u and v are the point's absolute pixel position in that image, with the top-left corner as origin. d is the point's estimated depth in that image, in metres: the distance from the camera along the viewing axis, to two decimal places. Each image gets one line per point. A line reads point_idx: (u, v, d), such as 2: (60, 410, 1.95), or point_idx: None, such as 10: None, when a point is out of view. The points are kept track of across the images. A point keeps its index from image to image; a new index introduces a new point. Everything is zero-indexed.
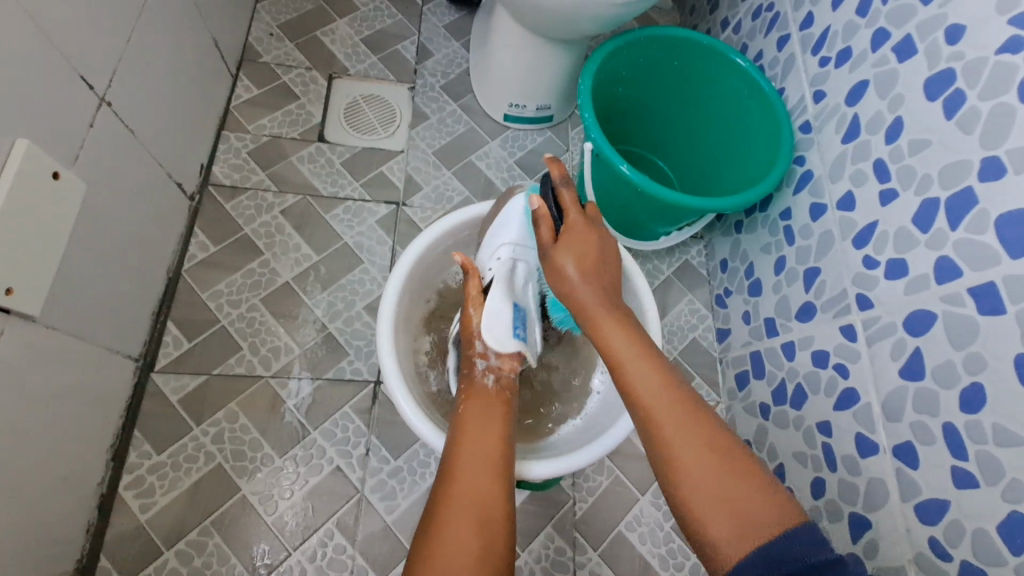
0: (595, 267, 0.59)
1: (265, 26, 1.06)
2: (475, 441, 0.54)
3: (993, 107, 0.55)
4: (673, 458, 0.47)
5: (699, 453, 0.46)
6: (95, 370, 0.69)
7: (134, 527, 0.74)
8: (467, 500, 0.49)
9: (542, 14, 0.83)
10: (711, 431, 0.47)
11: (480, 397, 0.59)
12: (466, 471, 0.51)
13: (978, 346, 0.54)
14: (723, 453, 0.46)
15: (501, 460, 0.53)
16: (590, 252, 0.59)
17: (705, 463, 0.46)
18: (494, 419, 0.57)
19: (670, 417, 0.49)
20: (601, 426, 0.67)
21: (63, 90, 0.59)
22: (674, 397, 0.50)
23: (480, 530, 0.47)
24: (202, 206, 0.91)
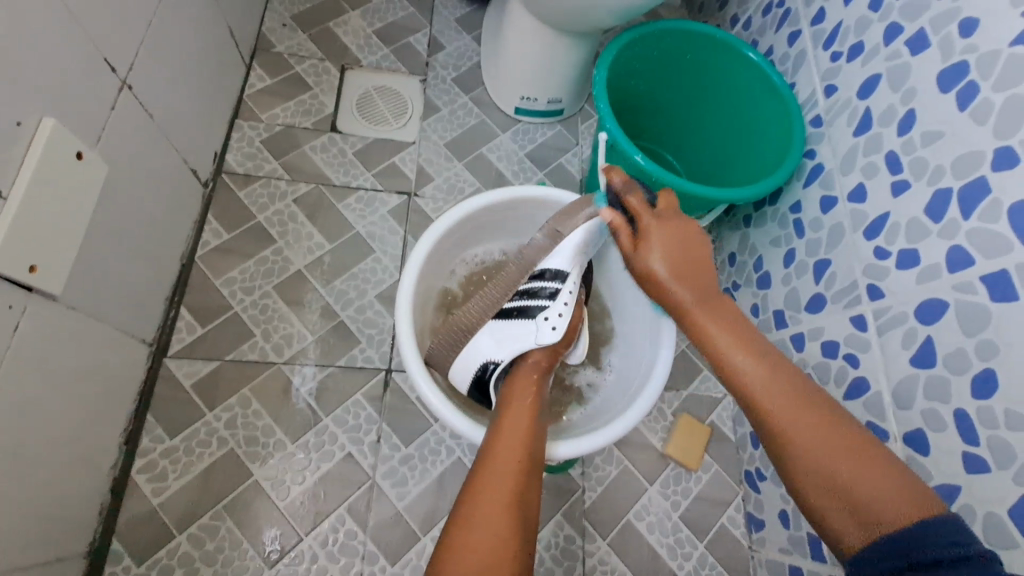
0: (689, 247, 0.58)
1: (278, 17, 1.07)
2: (512, 433, 0.53)
3: (1007, 98, 0.56)
4: (785, 440, 0.48)
5: (813, 437, 0.46)
6: (111, 352, 0.70)
7: (146, 510, 0.74)
8: (502, 481, 0.49)
9: (558, 6, 0.84)
10: (821, 413, 0.47)
11: (521, 392, 0.59)
12: (503, 460, 0.51)
13: (989, 333, 0.55)
14: (842, 440, 0.45)
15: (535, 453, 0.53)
16: (675, 248, 0.58)
17: (819, 448, 0.46)
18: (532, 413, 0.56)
19: (775, 400, 0.49)
20: (615, 410, 0.67)
21: (87, 72, 0.59)
22: (778, 379, 0.50)
23: (512, 515, 0.47)
24: (215, 193, 0.91)
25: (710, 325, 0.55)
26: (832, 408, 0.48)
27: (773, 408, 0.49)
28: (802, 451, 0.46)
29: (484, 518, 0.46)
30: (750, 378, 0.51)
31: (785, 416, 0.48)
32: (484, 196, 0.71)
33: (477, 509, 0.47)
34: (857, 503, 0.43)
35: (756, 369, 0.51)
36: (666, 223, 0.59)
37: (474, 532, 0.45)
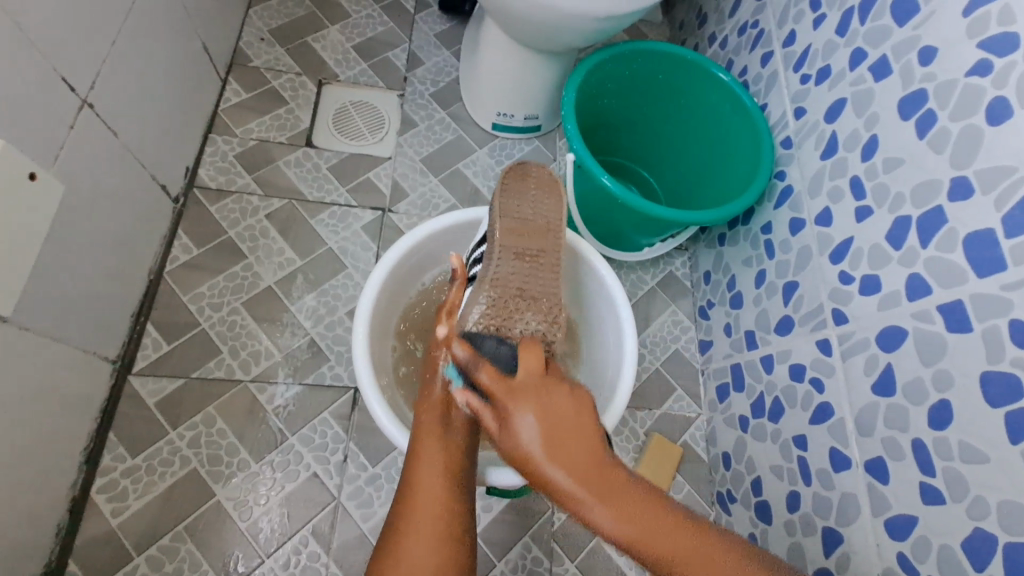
0: (559, 434, 0.46)
1: (256, 31, 1.07)
2: (433, 459, 0.53)
3: (963, 128, 0.56)
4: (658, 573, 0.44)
5: (687, 567, 0.44)
6: (69, 371, 0.69)
7: (104, 531, 0.73)
8: (428, 520, 0.50)
9: (529, 26, 0.84)
10: (680, 521, 0.45)
11: (434, 413, 0.57)
12: (428, 490, 0.52)
13: (946, 363, 0.55)
14: (694, 550, 0.44)
15: (460, 480, 0.53)
16: (554, 418, 0.47)
17: (717, 573, 0.44)
18: (455, 433, 0.56)
19: (659, 537, 0.44)
20: None
21: (43, 92, 0.59)
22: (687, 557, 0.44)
23: (443, 548, 0.49)
24: (187, 208, 0.91)
25: (597, 511, 0.44)
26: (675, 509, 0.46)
27: (638, 544, 0.44)
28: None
29: (419, 561, 0.48)
30: (619, 529, 0.44)
31: (652, 553, 0.44)
32: (446, 217, 0.71)
33: (410, 544, 0.49)
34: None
35: (622, 525, 0.44)
36: (534, 401, 0.48)
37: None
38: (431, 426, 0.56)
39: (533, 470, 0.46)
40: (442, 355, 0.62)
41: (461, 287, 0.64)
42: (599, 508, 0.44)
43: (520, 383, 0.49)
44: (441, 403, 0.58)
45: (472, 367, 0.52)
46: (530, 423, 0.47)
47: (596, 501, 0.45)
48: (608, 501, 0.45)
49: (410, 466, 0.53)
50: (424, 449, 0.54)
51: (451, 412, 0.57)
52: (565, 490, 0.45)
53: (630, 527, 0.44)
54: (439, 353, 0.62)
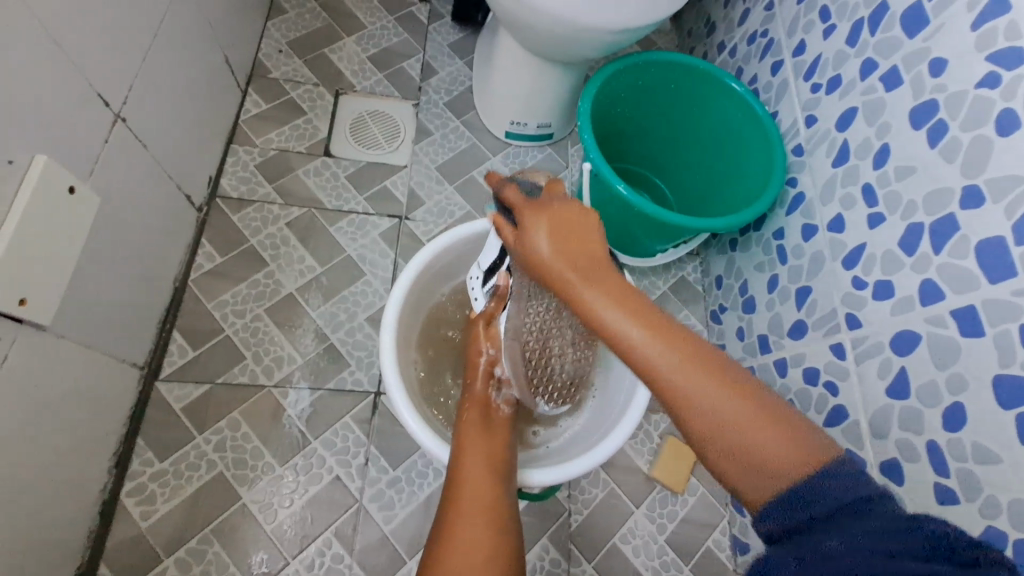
0: (572, 246, 0.50)
1: (274, 43, 1.09)
2: (476, 447, 0.60)
3: (972, 138, 0.58)
4: (678, 413, 0.42)
5: (713, 401, 0.41)
6: (101, 377, 0.71)
7: (134, 534, 0.75)
8: (475, 496, 0.56)
9: (545, 39, 0.86)
10: (696, 355, 0.42)
11: (479, 409, 0.65)
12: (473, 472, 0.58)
13: (958, 367, 0.56)
14: (686, 350, 0.43)
15: (499, 465, 0.60)
16: (563, 231, 0.51)
17: (733, 415, 0.40)
18: (494, 427, 0.64)
19: (689, 376, 0.42)
20: (583, 447, 0.68)
21: (82, 109, 0.61)
22: (654, 329, 0.44)
23: (490, 522, 0.54)
24: (210, 217, 0.93)
25: (585, 291, 0.47)
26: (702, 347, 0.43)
27: (667, 373, 0.42)
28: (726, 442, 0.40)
29: (470, 532, 0.53)
30: (646, 354, 0.43)
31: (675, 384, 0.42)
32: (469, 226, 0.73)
33: (460, 518, 0.54)
34: (759, 471, 0.38)
35: (639, 332, 0.44)
36: (553, 217, 0.52)
37: (458, 543, 0.52)
38: (475, 421, 0.63)
39: (567, 293, 0.48)
40: (483, 360, 0.67)
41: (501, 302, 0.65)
42: (596, 296, 0.46)
43: (545, 202, 0.53)
44: (482, 404, 0.65)
45: (501, 188, 0.58)
46: (544, 238, 0.50)
47: (583, 283, 0.47)
48: (601, 290, 0.46)
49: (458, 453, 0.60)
50: (467, 439, 0.61)
51: (491, 411, 0.65)
52: (563, 275, 0.48)
53: (632, 324, 0.44)
54: (481, 361, 0.67)
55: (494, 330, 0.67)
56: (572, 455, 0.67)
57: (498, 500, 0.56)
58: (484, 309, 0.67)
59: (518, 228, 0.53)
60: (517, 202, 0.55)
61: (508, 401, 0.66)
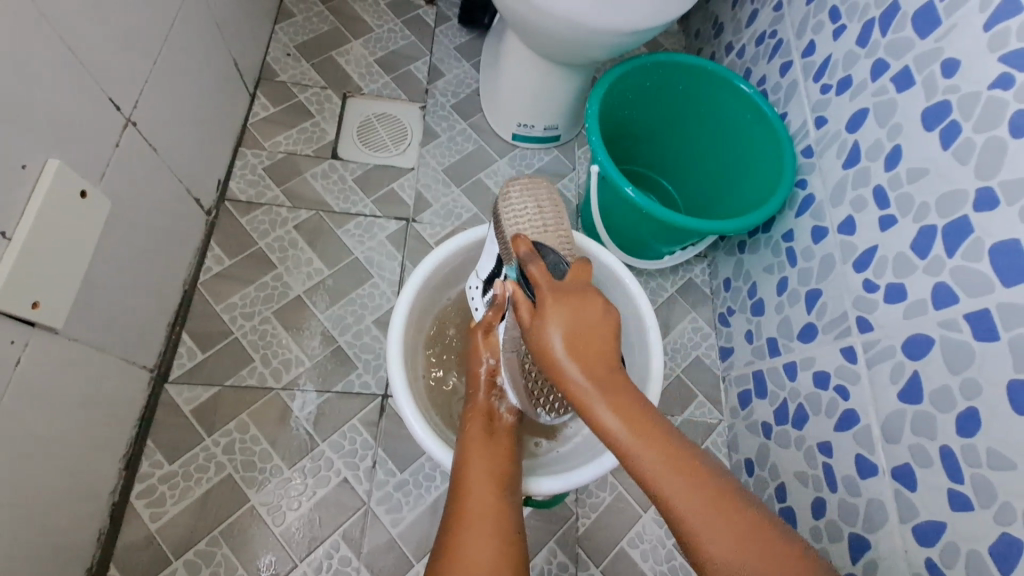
0: (587, 335, 0.50)
1: (282, 47, 1.10)
2: (481, 461, 0.59)
3: (986, 140, 0.57)
4: (660, 501, 0.46)
5: (687, 488, 0.45)
6: (112, 380, 0.71)
7: (143, 536, 0.75)
8: (481, 512, 0.55)
9: (552, 41, 0.85)
10: (706, 484, 0.45)
11: (482, 419, 0.64)
12: (479, 486, 0.57)
13: (972, 371, 0.56)
14: (730, 530, 0.43)
15: (504, 476, 0.59)
16: (578, 331, 0.50)
17: (740, 553, 0.43)
18: (497, 437, 0.63)
19: (677, 488, 0.45)
20: (590, 453, 0.68)
21: (93, 113, 0.62)
22: (675, 465, 0.46)
23: (496, 536, 0.54)
24: (218, 220, 0.93)
25: (600, 407, 0.48)
26: (705, 468, 0.46)
27: (673, 497, 0.45)
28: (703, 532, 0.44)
29: (475, 545, 0.53)
30: (646, 467, 0.46)
31: (675, 509, 0.45)
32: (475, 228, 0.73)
33: (465, 532, 0.54)
34: None
35: (620, 424, 0.47)
36: (559, 302, 0.51)
37: (463, 559, 0.51)
38: (479, 429, 0.63)
39: (585, 411, 0.48)
40: (484, 369, 0.66)
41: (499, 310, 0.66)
42: (604, 406, 0.48)
43: (570, 287, 0.52)
44: (485, 414, 0.64)
45: (529, 261, 0.54)
46: (561, 335, 0.49)
47: (601, 399, 0.48)
48: (619, 405, 0.48)
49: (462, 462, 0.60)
50: (472, 452, 0.60)
51: (494, 420, 0.65)
52: (578, 391, 0.48)
53: (651, 449, 0.46)
54: (482, 371, 0.66)
55: (492, 339, 0.67)
56: (579, 461, 0.67)
57: (505, 515, 0.56)
58: (484, 318, 0.68)
59: (536, 312, 0.51)
60: (541, 281, 0.52)
61: (512, 410, 0.66)
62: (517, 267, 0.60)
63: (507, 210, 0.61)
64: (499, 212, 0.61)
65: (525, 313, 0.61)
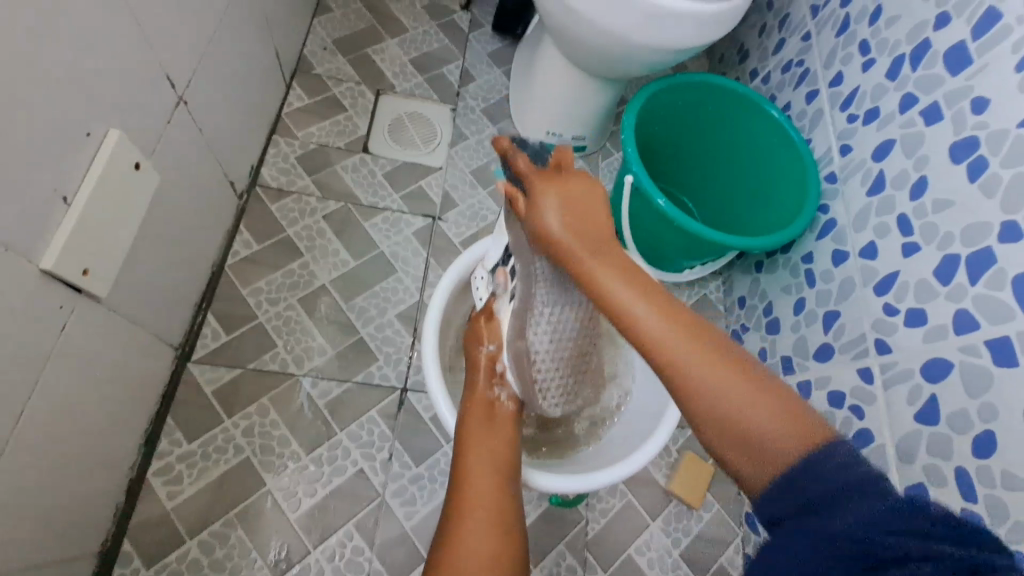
0: (586, 226, 0.51)
1: (320, 40, 1.11)
2: (480, 451, 0.58)
3: (1013, 175, 0.60)
4: (682, 391, 0.43)
5: (696, 360, 0.43)
6: (142, 355, 0.71)
7: (158, 514, 0.75)
8: (478, 500, 0.54)
9: (596, 55, 0.88)
10: (694, 324, 0.44)
11: (484, 409, 0.63)
12: (478, 470, 0.57)
13: (991, 396, 0.58)
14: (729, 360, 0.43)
15: (506, 464, 0.58)
16: (581, 212, 0.52)
17: (767, 421, 0.39)
18: (498, 428, 0.62)
19: (701, 362, 0.43)
20: (608, 458, 0.69)
21: (153, 89, 0.63)
22: (691, 326, 0.45)
23: (497, 528, 0.52)
24: (248, 205, 0.94)
25: (594, 264, 0.49)
26: (774, 390, 0.41)
27: (687, 364, 0.43)
28: (755, 460, 0.39)
29: (473, 534, 0.51)
30: (649, 328, 0.45)
31: (698, 370, 0.42)
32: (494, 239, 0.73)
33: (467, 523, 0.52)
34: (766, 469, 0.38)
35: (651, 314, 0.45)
36: (565, 188, 0.53)
37: (465, 549, 0.50)
38: (478, 421, 0.62)
39: (583, 279, 0.50)
40: (483, 356, 0.67)
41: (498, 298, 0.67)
42: (647, 309, 0.45)
43: (568, 179, 0.54)
44: (485, 403, 0.63)
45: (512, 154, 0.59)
46: (556, 213, 0.52)
47: (591, 255, 0.50)
48: (608, 263, 0.49)
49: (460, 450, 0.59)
50: (472, 438, 0.60)
51: (496, 408, 0.64)
52: (558, 238, 0.51)
53: (641, 302, 0.46)
54: (483, 356, 0.67)
55: (494, 326, 0.67)
56: (600, 462, 0.69)
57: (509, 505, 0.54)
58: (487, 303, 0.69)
59: (531, 199, 0.54)
60: (527, 172, 0.57)
61: (512, 400, 0.65)
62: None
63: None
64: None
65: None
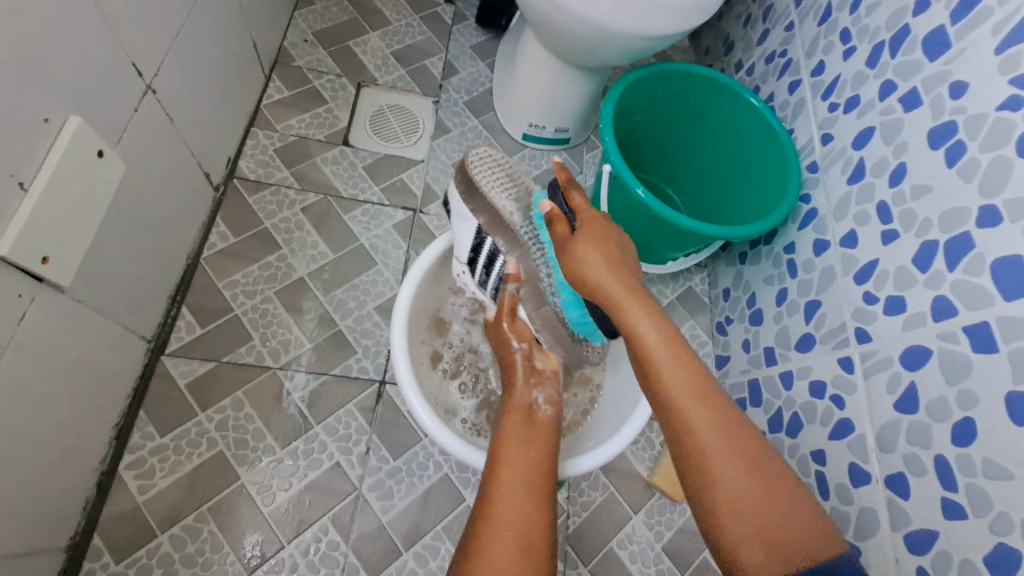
0: (666, 334, 0.54)
1: (300, 33, 1.10)
2: (517, 464, 0.56)
3: (991, 159, 0.59)
4: (694, 453, 0.48)
5: (701, 416, 0.49)
6: (110, 347, 0.70)
7: (130, 508, 0.74)
8: (512, 516, 0.51)
9: (574, 43, 0.87)
10: (714, 403, 0.50)
11: (522, 416, 0.63)
12: (512, 492, 0.53)
13: (970, 383, 0.57)
14: (738, 442, 0.48)
15: (544, 482, 0.55)
16: (661, 336, 0.54)
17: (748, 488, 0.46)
18: (537, 439, 0.59)
19: (705, 423, 0.49)
20: (595, 440, 0.68)
21: (118, 76, 0.62)
22: (701, 389, 0.50)
23: (529, 554, 0.49)
24: (226, 197, 0.93)
25: (631, 313, 0.55)
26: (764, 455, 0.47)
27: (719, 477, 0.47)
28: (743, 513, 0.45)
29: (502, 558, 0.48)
30: (698, 430, 0.48)
31: (703, 432, 0.48)
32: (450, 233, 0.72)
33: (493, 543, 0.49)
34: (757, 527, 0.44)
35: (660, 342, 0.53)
36: (598, 230, 0.61)
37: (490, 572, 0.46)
38: (517, 434, 0.60)
39: (619, 313, 0.56)
40: (517, 357, 0.68)
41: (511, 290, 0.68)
42: (687, 403, 0.50)
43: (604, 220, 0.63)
44: (523, 412, 0.63)
45: (569, 187, 0.66)
46: (596, 256, 0.59)
47: (637, 310, 0.55)
48: (645, 315, 0.55)
49: (495, 463, 0.57)
50: (507, 454, 0.57)
51: (534, 415, 0.63)
52: (615, 294, 0.57)
53: (686, 383, 0.51)
54: (515, 356, 0.69)
55: (518, 324, 0.69)
56: (603, 434, 0.68)
57: (545, 532, 0.51)
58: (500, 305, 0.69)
59: (578, 231, 0.61)
60: (579, 206, 0.64)
61: (549, 404, 0.64)
62: (508, 215, 0.65)
63: (474, 165, 0.68)
64: (466, 169, 0.68)
65: (539, 258, 0.64)
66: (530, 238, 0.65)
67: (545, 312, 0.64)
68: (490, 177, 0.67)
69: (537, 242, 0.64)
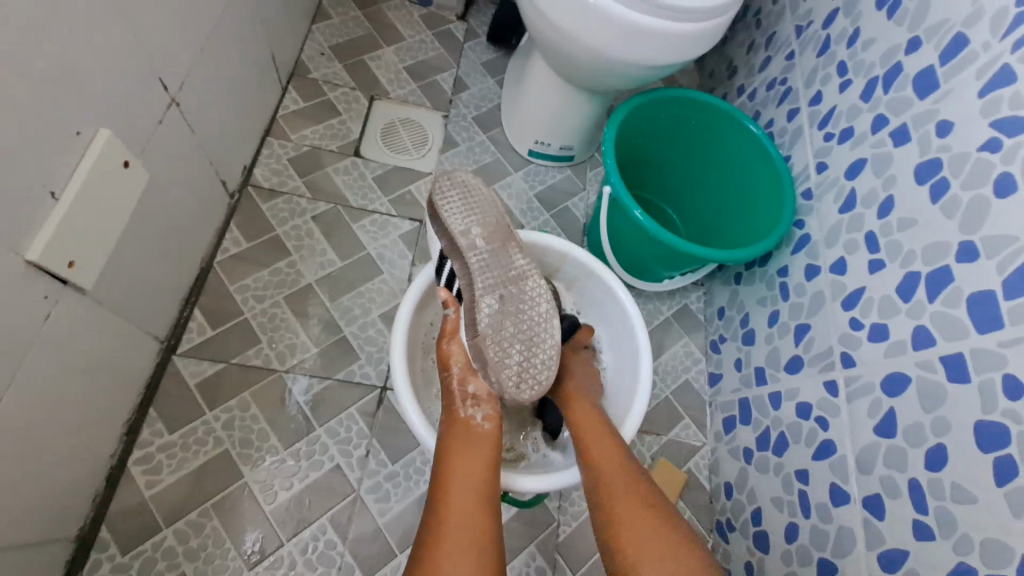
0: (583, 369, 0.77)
1: (317, 46, 1.14)
2: (461, 481, 0.60)
3: (972, 198, 0.62)
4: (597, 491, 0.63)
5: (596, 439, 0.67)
6: (126, 347, 0.74)
7: (137, 501, 0.77)
8: (460, 526, 0.56)
9: (579, 67, 0.90)
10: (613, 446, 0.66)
11: (465, 431, 0.65)
12: (461, 504, 0.58)
13: (944, 410, 0.59)
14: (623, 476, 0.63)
15: (485, 498, 0.59)
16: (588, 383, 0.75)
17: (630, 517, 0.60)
18: (478, 449, 0.63)
19: (602, 460, 0.65)
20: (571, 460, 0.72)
21: (145, 92, 0.66)
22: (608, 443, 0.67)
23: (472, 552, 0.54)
24: (240, 204, 0.97)
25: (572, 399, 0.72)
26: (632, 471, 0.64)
27: (612, 492, 0.62)
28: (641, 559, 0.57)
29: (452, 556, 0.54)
30: (579, 417, 0.70)
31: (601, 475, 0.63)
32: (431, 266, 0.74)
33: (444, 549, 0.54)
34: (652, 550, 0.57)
35: (590, 419, 0.69)
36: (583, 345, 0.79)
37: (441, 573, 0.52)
38: (459, 445, 0.63)
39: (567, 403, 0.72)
40: (457, 379, 0.68)
41: (455, 313, 0.70)
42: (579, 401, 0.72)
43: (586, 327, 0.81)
44: (463, 430, 0.65)
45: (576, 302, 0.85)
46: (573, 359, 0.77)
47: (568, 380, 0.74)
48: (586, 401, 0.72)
49: (442, 476, 0.60)
50: (454, 466, 0.61)
51: (474, 428, 0.65)
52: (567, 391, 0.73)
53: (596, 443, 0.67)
54: (450, 378, 0.68)
55: (457, 347, 0.69)
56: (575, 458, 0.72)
57: (484, 539, 0.56)
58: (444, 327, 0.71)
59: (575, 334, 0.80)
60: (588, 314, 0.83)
61: (487, 418, 0.66)
62: (463, 239, 0.68)
63: (441, 195, 0.71)
64: (433, 201, 0.71)
65: (482, 287, 0.66)
66: (479, 263, 0.67)
67: (477, 344, 0.65)
68: (453, 212, 0.69)
69: (483, 271, 0.67)
